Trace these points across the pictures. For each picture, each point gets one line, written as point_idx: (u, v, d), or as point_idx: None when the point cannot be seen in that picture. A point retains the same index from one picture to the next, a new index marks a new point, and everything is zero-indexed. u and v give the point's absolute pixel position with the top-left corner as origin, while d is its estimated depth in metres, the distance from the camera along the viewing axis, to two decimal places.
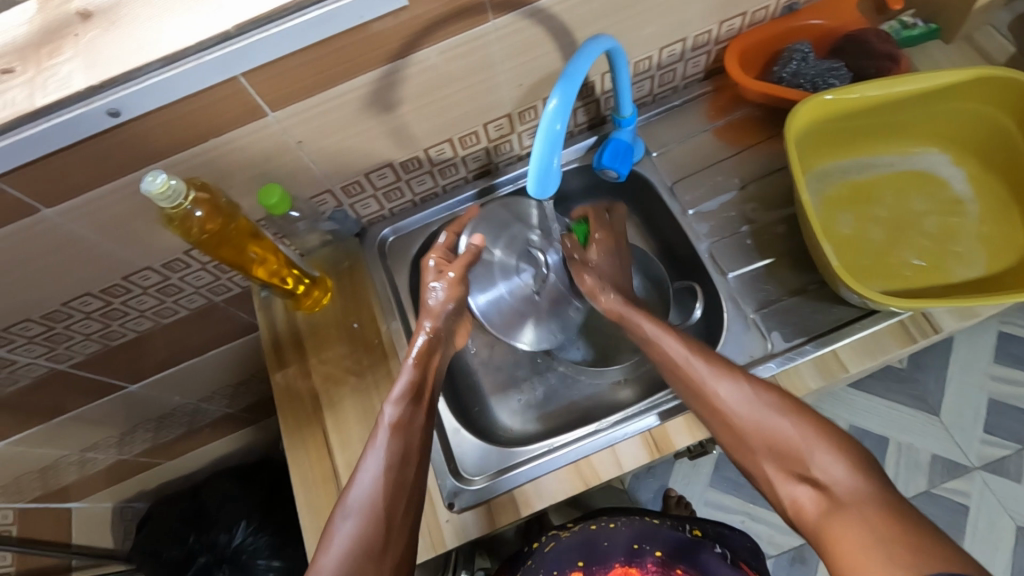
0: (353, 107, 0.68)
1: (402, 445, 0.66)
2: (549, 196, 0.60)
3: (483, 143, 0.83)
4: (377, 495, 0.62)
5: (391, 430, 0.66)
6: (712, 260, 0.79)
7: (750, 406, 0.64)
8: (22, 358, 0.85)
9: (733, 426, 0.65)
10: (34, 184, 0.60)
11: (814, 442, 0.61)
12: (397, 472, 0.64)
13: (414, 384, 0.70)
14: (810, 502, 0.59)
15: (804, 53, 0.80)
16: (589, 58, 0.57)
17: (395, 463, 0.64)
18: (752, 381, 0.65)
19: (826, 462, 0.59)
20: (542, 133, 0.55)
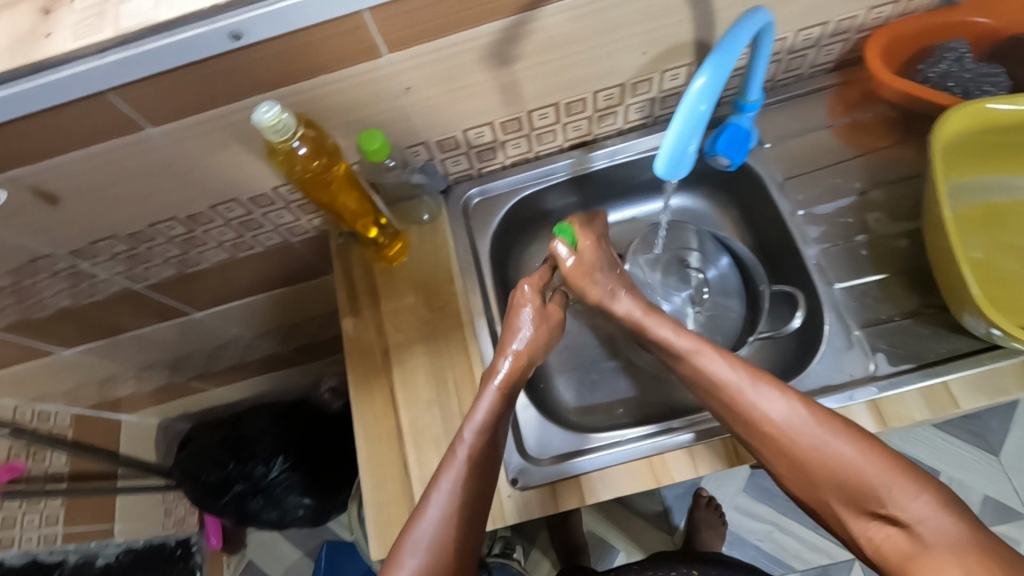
0: (469, 58, 0.64)
1: (475, 482, 0.57)
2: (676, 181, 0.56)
3: (589, 112, 0.79)
4: (451, 533, 0.54)
5: (481, 424, 0.60)
6: (819, 268, 0.73)
7: (805, 433, 0.55)
8: (104, 272, 0.87)
9: (783, 454, 0.56)
10: (145, 100, 0.58)
11: (878, 467, 0.52)
12: (469, 511, 0.56)
13: (492, 414, 0.61)
14: (892, 546, 0.52)
15: (960, 53, 0.74)
16: (743, 34, 0.52)
17: (468, 499, 0.56)
18: (794, 399, 0.57)
19: (909, 499, 0.51)
20: (684, 112, 0.50)
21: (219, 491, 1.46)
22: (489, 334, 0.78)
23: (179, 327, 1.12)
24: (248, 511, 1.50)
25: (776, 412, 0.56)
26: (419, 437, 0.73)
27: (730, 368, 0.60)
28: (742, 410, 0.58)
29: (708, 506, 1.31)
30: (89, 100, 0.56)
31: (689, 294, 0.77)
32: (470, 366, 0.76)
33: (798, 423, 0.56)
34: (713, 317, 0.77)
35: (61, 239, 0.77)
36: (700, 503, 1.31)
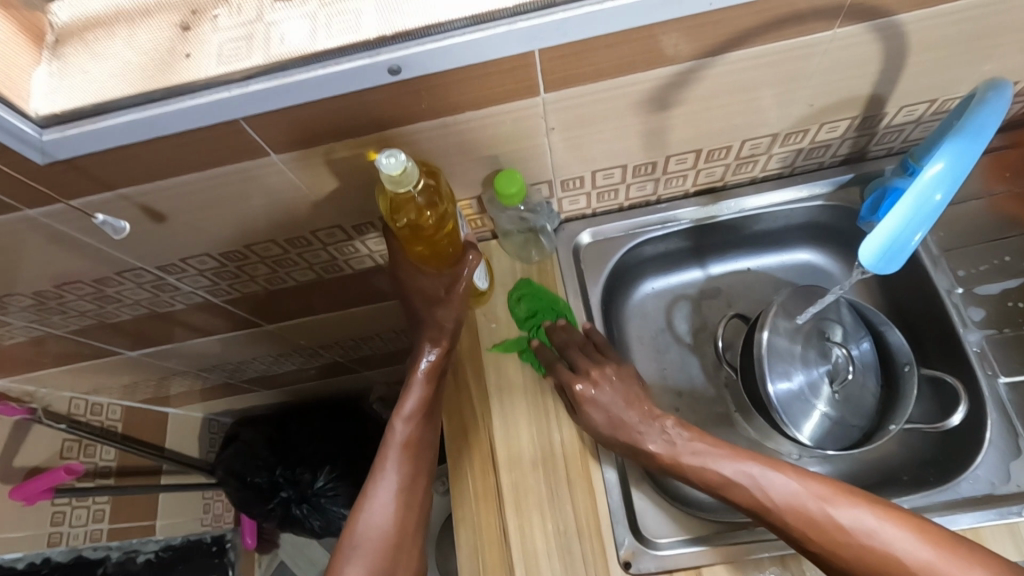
0: (627, 102, 0.57)
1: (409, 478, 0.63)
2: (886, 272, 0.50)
3: (729, 159, 0.71)
4: (391, 521, 0.61)
5: (403, 440, 0.64)
6: (981, 357, 0.65)
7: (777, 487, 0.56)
8: (187, 285, 0.82)
9: (778, 515, 0.56)
10: (276, 129, 0.53)
11: (826, 500, 0.54)
12: (408, 493, 0.63)
13: (426, 401, 0.65)
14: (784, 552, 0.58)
15: None
16: (994, 109, 0.45)
17: (406, 484, 0.63)
18: (788, 479, 0.56)
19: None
20: (912, 198, 0.44)
21: (267, 494, 1.43)
22: None
23: (245, 336, 1.07)
24: (292, 518, 1.44)
25: (720, 468, 0.59)
26: (521, 501, 0.67)
27: (734, 463, 0.59)
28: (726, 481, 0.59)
29: None
30: (219, 126, 0.51)
31: (828, 370, 0.70)
32: (579, 430, 0.70)
33: (745, 471, 0.58)
34: (851, 396, 0.70)
35: (154, 254, 0.72)
36: None
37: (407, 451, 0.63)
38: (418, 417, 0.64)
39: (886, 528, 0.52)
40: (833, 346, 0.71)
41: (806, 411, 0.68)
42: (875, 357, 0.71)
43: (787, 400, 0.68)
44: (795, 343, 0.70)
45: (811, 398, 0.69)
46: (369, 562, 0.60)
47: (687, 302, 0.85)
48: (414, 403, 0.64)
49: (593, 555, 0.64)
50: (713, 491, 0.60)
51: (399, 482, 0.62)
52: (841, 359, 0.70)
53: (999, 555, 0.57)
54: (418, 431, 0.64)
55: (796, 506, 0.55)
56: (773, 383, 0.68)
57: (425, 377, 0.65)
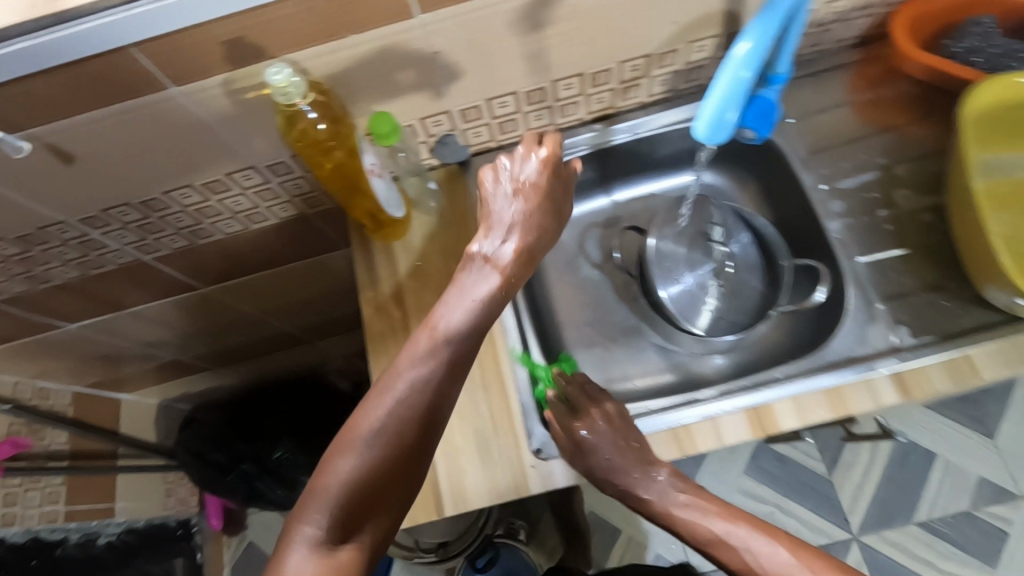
0: (501, 21, 0.63)
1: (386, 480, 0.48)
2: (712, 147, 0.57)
3: (613, 84, 0.78)
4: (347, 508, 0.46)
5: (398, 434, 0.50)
6: (842, 242, 0.73)
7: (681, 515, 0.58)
8: (113, 242, 0.85)
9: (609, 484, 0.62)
10: (169, 56, 0.57)
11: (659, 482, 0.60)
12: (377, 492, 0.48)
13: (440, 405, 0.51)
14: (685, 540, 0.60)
15: (985, 28, 0.72)
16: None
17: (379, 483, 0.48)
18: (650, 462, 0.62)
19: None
20: (727, 78, 0.51)
21: (226, 469, 1.44)
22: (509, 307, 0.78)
23: (183, 303, 1.09)
24: (255, 492, 1.45)
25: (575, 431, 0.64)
26: None
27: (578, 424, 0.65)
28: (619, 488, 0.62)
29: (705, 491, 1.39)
30: (111, 54, 0.55)
31: (712, 267, 0.77)
32: (491, 342, 0.76)
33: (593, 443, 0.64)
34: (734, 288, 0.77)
35: (76, 205, 0.75)
36: None
37: (392, 431, 0.48)
38: (418, 392, 0.49)
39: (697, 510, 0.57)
40: (715, 244, 0.78)
41: (693, 304, 0.76)
42: (752, 252, 0.78)
43: (676, 299, 0.76)
44: (679, 246, 0.77)
45: (698, 293, 0.76)
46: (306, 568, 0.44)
47: (597, 230, 0.91)
48: (420, 376, 0.50)
49: (509, 448, 0.70)
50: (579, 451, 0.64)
51: (373, 454, 0.48)
52: (723, 255, 0.77)
53: (856, 406, 0.66)
54: (412, 410, 0.49)
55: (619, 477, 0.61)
56: (662, 285, 0.76)
57: (471, 309, 0.53)
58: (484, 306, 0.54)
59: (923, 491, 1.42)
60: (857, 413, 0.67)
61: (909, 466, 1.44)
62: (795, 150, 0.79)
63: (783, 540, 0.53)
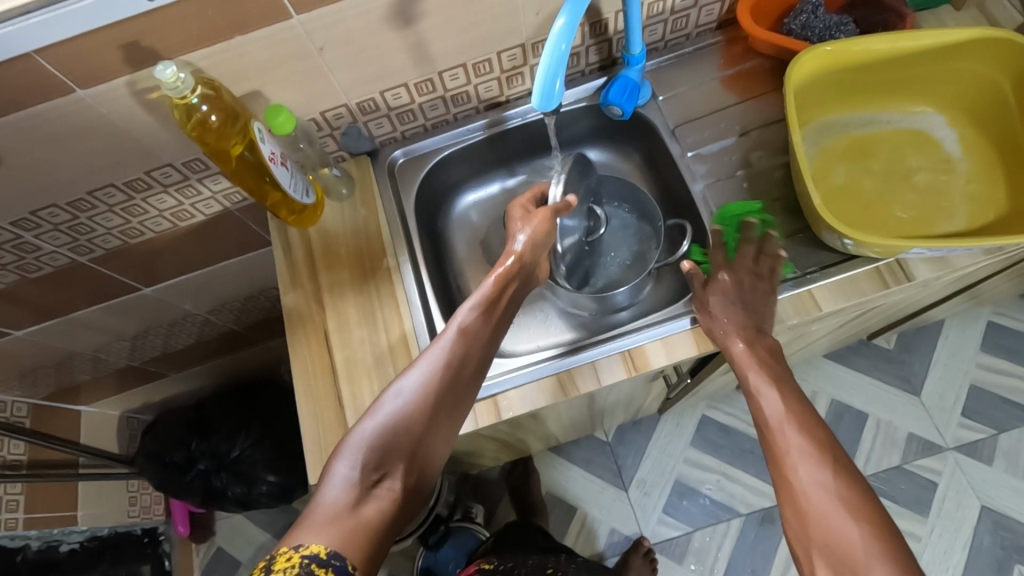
0: (375, 18, 0.71)
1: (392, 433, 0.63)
2: (550, 113, 0.66)
3: (497, 72, 0.86)
4: (371, 454, 0.61)
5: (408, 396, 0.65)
6: (706, 200, 0.82)
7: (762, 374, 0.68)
8: (47, 244, 0.91)
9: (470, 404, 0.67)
10: (72, 61, 0.64)
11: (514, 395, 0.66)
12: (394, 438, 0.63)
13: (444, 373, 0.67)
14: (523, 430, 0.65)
15: (815, 5, 0.81)
16: None
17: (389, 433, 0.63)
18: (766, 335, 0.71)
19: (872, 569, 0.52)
20: (550, 50, 0.60)
21: (185, 469, 1.48)
22: (413, 277, 0.85)
23: (127, 306, 1.15)
24: (214, 490, 1.49)
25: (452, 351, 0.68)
26: (352, 371, 0.80)
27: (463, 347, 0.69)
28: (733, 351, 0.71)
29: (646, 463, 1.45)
30: (17, 61, 0.62)
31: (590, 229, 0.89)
32: (397, 309, 0.83)
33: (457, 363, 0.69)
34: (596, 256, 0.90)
35: (4, 207, 0.81)
36: None
37: (419, 396, 0.65)
38: (441, 367, 0.67)
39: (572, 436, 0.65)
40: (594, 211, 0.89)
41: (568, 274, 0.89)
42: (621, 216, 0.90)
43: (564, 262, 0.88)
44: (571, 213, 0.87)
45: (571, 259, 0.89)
46: (335, 510, 0.57)
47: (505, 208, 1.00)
48: (439, 357, 0.68)
49: None
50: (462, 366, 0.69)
51: (398, 416, 0.64)
52: (600, 219, 0.90)
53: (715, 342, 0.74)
54: (431, 382, 0.66)
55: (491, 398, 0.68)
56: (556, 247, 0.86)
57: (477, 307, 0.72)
58: (490, 303, 0.73)
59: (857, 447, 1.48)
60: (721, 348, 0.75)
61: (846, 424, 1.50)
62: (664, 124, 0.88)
63: (784, 390, 0.67)
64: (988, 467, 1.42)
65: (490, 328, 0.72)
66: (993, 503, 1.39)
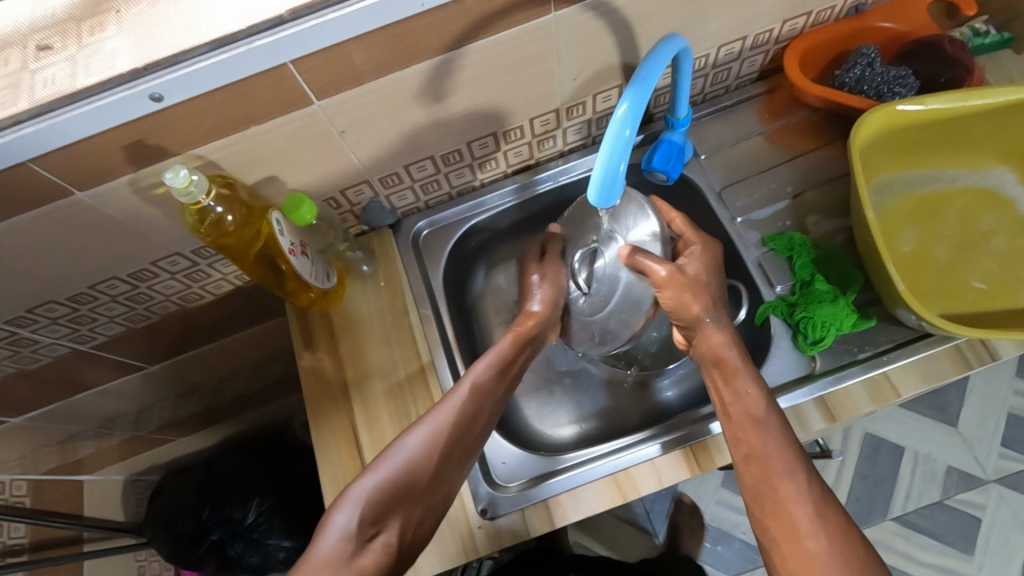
0: (402, 97, 0.64)
1: (400, 484, 0.61)
2: (611, 205, 0.58)
3: (528, 137, 0.80)
4: (376, 501, 0.59)
5: (422, 453, 0.62)
6: (761, 271, 0.76)
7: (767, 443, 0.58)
8: (45, 337, 0.84)
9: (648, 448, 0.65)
10: (71, 166, 0.57)
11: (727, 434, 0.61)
12: (403, 491, 0.61)
13: (460, 425, 0.65)
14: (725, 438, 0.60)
15: (871, 58, 0.75)
16: (660, 61, 0.54)
17: (401, 484, 0.61)
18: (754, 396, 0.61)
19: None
20: (612, 138, 0.52)
21: (196, 539, 1.41)
22: (446, 364, 0.79)
23: (132, 383, 1.08)
24: (228, 557, 1.41)
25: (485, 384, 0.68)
26: None
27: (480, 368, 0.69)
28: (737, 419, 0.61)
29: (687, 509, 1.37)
30: (9, 171, 0.55)
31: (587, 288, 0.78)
32: (431, 401, 0.77)
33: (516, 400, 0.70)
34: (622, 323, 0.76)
35: None
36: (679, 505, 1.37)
37: (427, 450, 0.63)
38: (449, 429, 0.64)
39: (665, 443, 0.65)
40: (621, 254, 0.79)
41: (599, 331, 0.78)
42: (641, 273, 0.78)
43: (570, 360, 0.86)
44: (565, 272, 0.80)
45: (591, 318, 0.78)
46: (330, 565, 0.55)
47: None
48: (446, 416, 0.64)
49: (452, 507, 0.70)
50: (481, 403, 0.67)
51: (400, 476, 0.61)
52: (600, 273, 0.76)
53: None
54: (444, 436, 0.63)
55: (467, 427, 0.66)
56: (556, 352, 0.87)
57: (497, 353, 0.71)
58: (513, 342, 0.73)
59: (896, 482, 1.40)
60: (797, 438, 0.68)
61: (882, 457, 1.42)
62: (707, 186, 0.82)
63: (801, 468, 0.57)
64: None
65: (502, 385, 0.70)
66: None
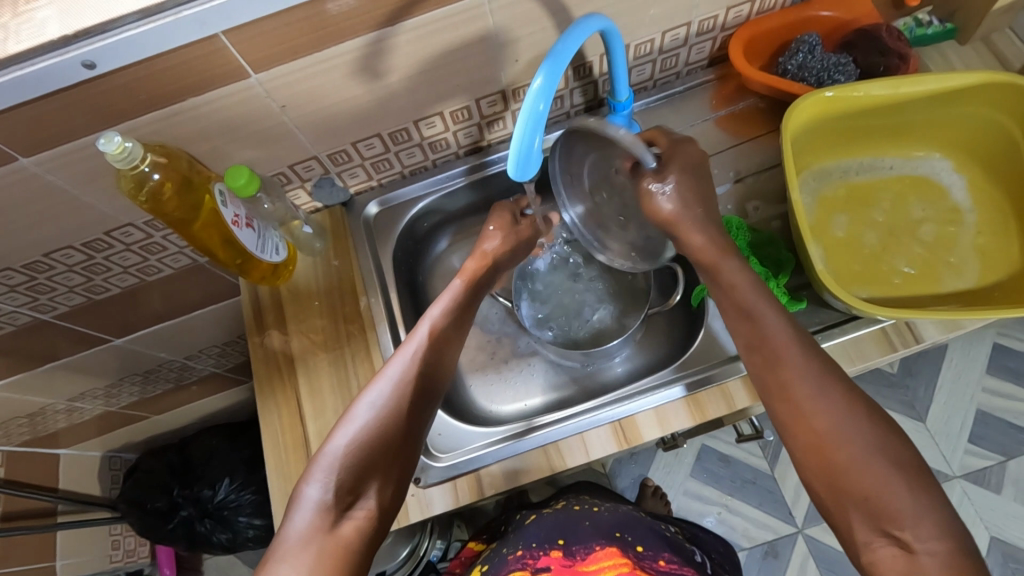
0: (339, 73, 0.66)
1: (376, 444, 0.58)
2: (532, 179, 0.60)
3: (476, 119, 0.82)
4: (349, 465, 0.57)
5: (390, 403, 0.61)
6: None
7: (801, 382, 0.57)
8: (5, 305, 0.86)
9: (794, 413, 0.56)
10: (11, 132, 0.59)
11: (815, 392, 0.56)
12: (376, 451, 0.58)
13: (422, 376, 0.64)
14: (824, 418, 0.55)
15: (813, 45, 0.76)
16: (579, 36, 0.56)
17: (374, 443, 0.58)
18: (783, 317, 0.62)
19: (924, 534, 0.48)
20: (526, 113, 0.54)
21: (167, 517, 1.43)
22: (391, 339, 0.80)
23: (98, 356, 1.10)
24: (197, 535, 1.45)
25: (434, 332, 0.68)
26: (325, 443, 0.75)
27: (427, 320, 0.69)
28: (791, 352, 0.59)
29: (654, 495, 1.40)
30: None
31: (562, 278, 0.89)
32: (373, 373, 0.78)
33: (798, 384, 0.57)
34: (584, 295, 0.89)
35: None
36: (647, 493, 1.40)
37: (391, 403, 0.61)
38: (411, 378, 0.63)
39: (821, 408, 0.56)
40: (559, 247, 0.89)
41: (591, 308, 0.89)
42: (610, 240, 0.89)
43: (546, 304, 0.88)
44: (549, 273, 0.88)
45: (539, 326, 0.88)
46: (312, 539, 0.53)
47: None
48: (405, 371, 0.63)
49: None
50: (437, 356, 0.67)
51: (369, 430, 0.59)
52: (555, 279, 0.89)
53: (711, 411, 0.70)
54: (405, 387, 0.63)
55: (430, 380, 0.65)
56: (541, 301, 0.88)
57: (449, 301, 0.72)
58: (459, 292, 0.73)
59: None
60: (721, 416, 0.70)
61: None
62: None
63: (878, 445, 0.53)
64: (998, 497, 1.32)
65: (455, 334, 0.71)
66: (1005, 535, 1.30)
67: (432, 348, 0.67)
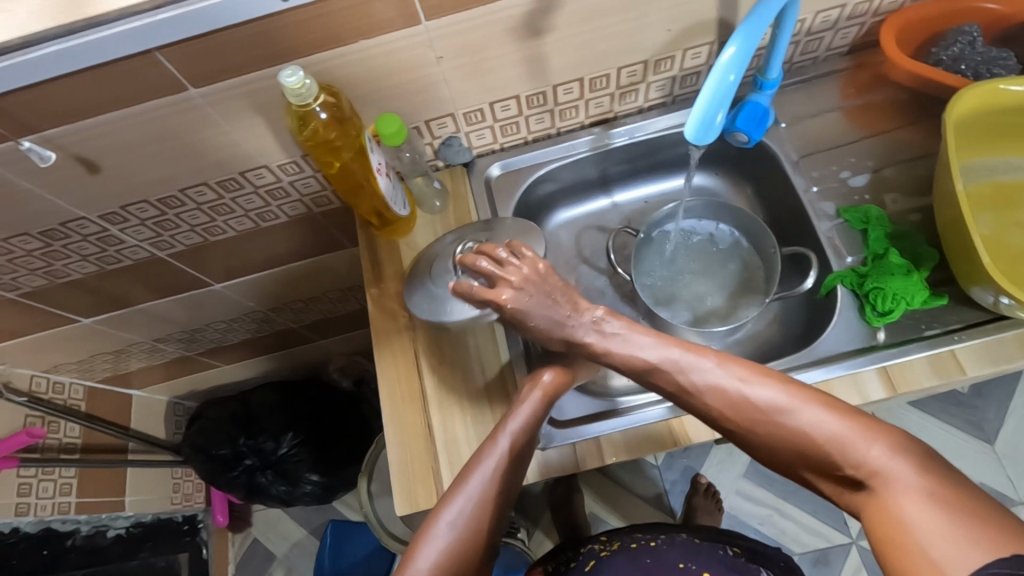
0: (502, 27, 0.66)
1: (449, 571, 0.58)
2: (707, 143, 0.61)
3: (611, 88, 0.81)
4: None
5: (463, 535, 0.59)
6: (831, 243, 0.76)
7: (748, 400, 0.58)
8: (130, 238, 0.88)
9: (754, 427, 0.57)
10: (191, 60, 0.60)
11: (761, 397, 0.57)
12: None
13: (491, 500, 0.62)
14: (759, 400, 0.57)
15: (973, 37, 0.75)
16: (768, 9, 0.56)
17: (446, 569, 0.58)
18: (744, 369, 0.59)
19: (879, 456, 0.49)
20: (715, 81, 0.55)
21: (231, 464, 1.45)
22: None
23: (193, 299, 1.13)
24: (257, 486, 1.47)
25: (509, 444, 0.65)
26: (443, 399, 0.76)
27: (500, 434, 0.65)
28: (734, 399, 0.58)
29: (706, 493, 1.37)
30: (137, 59, 0.59)
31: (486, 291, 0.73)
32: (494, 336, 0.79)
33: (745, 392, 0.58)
34: (688, 274, 0.88)
35: (95, 200, 0.78)
36: (698, 489, 1.37)
37: (467, 528, 0.60)
38: (485, 498, 0.62)
39: (770, 405, 0.56)
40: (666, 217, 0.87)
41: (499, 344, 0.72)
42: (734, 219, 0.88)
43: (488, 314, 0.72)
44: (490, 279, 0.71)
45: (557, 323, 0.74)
46: None
47: (595, 228, 0.95)
48: (483, 488, 0.62)
49: None
50: (512, 470, 0.64)
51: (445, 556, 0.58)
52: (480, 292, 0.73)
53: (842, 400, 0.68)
54: (479, 513, 0.61)
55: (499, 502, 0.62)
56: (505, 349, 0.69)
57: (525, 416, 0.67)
58: (534, 407, 0.68)
59: None
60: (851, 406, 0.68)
61: None
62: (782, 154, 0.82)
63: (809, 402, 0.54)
64: None
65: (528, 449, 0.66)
66: None
67: (506, 463, 0.64)
